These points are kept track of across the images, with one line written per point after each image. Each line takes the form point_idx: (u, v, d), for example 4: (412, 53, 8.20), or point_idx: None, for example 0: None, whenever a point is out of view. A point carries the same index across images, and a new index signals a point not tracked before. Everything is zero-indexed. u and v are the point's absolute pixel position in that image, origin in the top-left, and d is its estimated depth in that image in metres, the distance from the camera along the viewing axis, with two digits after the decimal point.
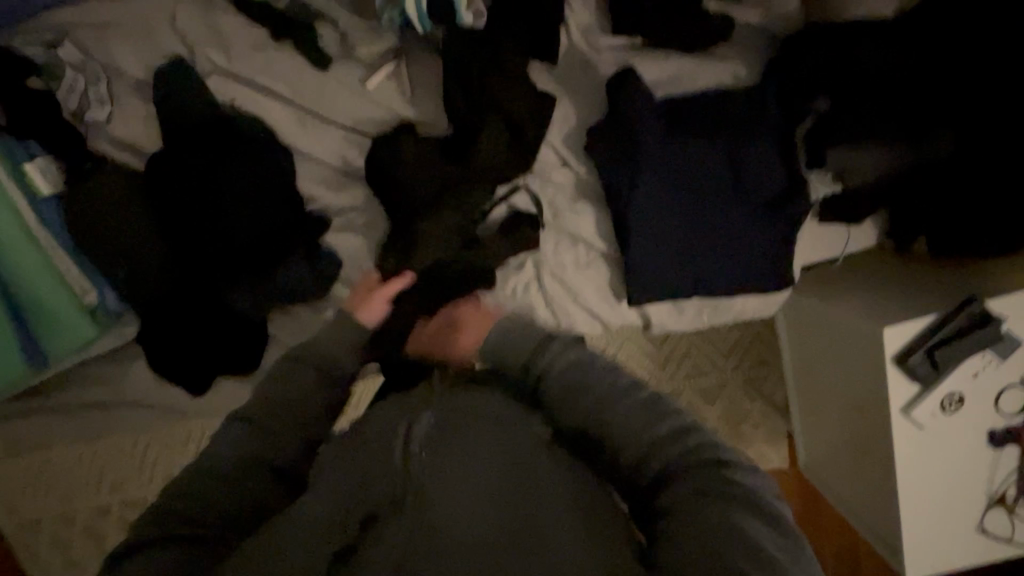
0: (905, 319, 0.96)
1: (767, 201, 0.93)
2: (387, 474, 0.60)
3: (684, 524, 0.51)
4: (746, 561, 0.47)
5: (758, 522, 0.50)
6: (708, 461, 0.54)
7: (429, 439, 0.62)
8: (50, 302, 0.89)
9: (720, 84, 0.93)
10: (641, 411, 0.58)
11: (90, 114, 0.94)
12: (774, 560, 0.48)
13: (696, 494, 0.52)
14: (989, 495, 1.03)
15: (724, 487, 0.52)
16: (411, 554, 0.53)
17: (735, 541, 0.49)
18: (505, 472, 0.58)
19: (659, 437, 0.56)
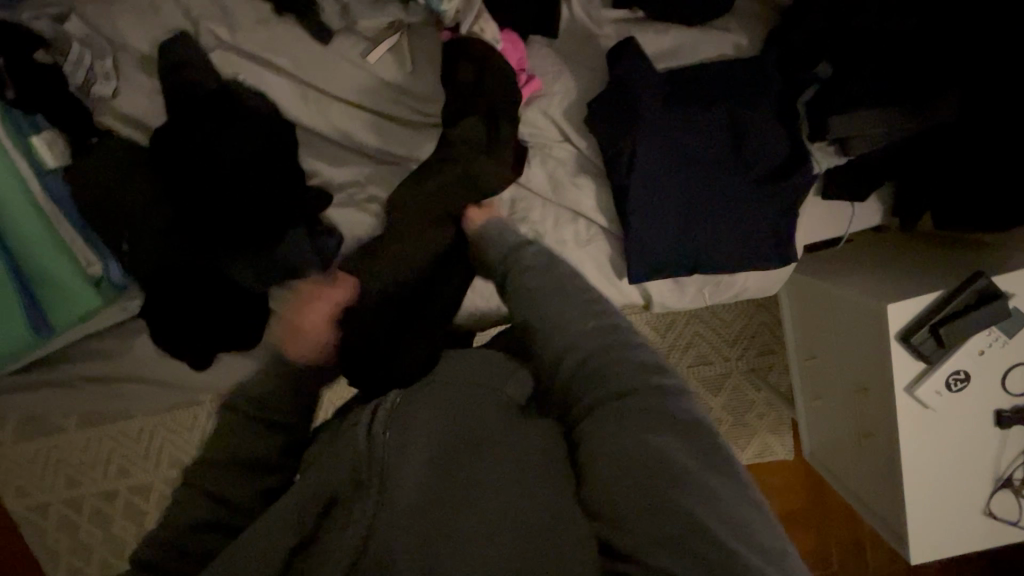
0: (910, 297, 0.95)
1: (768, 173, 0.93)
2: (349, 461, 0.57)
3: (628, 480, 0.51)
4: (695, 503, 0.48)
5: (700, 457, 0.52)
6: (659, 397, 0.56)
7: (391, 420, 0.59)
8: (55, 272, 0.91)
9: (721, 56, 0.93)
10: (600, 334, 0.62)
11: (97, 88, 0.96)
12: (720, 499, 0.49)
13: (640, 433, 0.53)
14: (995, 476, 1.01)
15: (673, 428, 0.53)
16: (373, 542, 0.50)
17: (685, 486, 0.49)
18: (470, 451, 0.56)
19: (613, 370, 0.58)
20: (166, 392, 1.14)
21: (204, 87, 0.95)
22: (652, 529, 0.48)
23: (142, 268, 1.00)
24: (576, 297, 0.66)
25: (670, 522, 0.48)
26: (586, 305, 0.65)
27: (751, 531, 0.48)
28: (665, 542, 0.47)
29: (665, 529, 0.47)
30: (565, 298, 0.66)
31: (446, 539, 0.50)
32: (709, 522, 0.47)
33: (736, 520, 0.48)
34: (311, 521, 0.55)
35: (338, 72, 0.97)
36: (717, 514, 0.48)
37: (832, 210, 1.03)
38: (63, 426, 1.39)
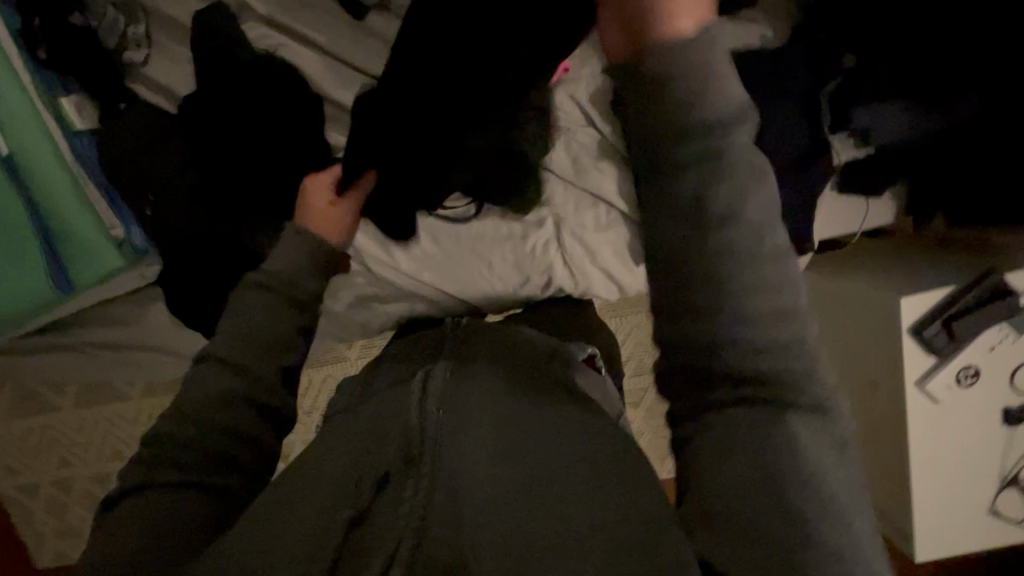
0: (923, 291, 0.97)
1: (789, 162, 0.95)
2: (402, 436, 0.57)
3: (729, 475, 0.46)
4: (804, 500, 0.44)
5: (827, 449, 0.46)
6: (789, 378, 0.46)
7: (446, 399, 0.60)
8: (77, 225, 0.90)
9: (747, 46, 0.96)
10: (754, 275, 0.46)
11: (128, 54, 0.97)
12: (832, 496, 0.45)
13: (764, 426, 0.46)
14: (1001, 475, 1.02)
15: (798, 415, 0.46)
16: (432, 520, 0.51)
17: (799, 483, 0.45)
18: (529, 433, 0.57)
19: (758, 329, 0.46)
20: (175, 363, 1.14)
21: (234, 54, 0.95)
22: (755, 523, 0.44)
23: (162, 234, 0.99)
24: (720, 208, 0.46)
25: (779, 518, 0.44)
26: (749, 226, 0.46)
27: (856, 528, 0.45)
28: (762, 550, 0.44)
29: (770, 535, 0.44)
30: (713, 211, 0.46)
31: (518, 522, 0.50)
32: (816, 524, 0.44)
33: (844, 521, 0.44)
34: (368, 490, 0.54)
35: (367, 48, 0.98)
36: (823, 505, 0.44)
37: (846, 204, 1.05)
38: (58, 404, 1.35)
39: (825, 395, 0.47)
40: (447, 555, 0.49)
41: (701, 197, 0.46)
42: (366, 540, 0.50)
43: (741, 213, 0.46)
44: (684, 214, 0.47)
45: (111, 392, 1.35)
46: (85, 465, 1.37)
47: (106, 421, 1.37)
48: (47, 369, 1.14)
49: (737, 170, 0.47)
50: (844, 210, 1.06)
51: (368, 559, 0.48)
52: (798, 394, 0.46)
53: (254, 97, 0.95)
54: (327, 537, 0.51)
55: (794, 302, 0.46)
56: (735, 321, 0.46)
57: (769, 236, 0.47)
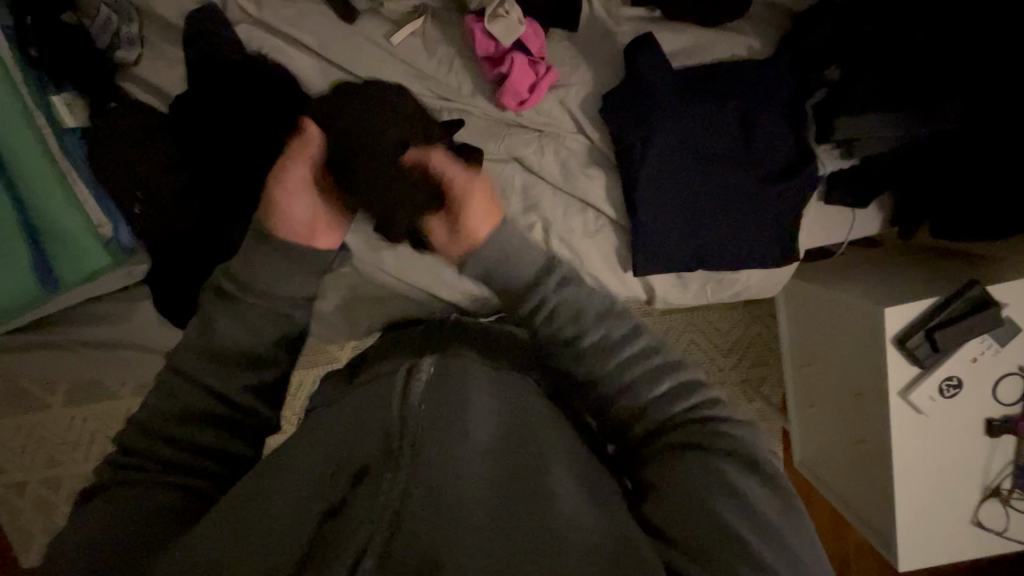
0: (907, 302, 0.97)
1: (774, 172, 0.96)
2: (382, 432, 0.58)
3: (673, 494, 0.54)
4: (737, 517, 0.51)
5: (750, 481, 0.55)
6: (698, 423, 0.60)
7: (427, 394, 0.61)
8: (64, 222, 0.90)
9: (735, 56, 0.97)
10: (626, 363, 0.64)
11: (121, 53, 0.98)
12: (765, 517, 0.52)
13: (695, 459, 0.56)
14: (984, 485, 1.02)
15: (718, 453, 0.56)
16: (406, 514, 0.50)
17: (729, 502, 0.53)
18: (508, 435, 0.59)
19: (650, 404, 0.62)
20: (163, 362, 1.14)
21: (227, 55, 0.96)
22: (704, 542, 0.50)
23: (153, 233, 0.99)
24: (591, 324, 0.67)
25: (720, 533, 0.50)
26: (605, 327, 0.67)
27: (794, 549, 0.51)
28: (712, 558, 0.49)
29: (720, 553, 0.49)
30: (583, 324, 0.67)
31: (494, 520, 0.50)
32: (754, 540, 0.50)
33: (780, 536, 0.51)
34: (347, 486, 0.54)
35: (360, 51, 0.99)
36: (758, 522, 0.51)
37: (832, 214, 1.05)
38: (45, 402, 1.35)
39: (731, 430, 0.59)
40: (420, 550, 0.47)
41: (559, 312, 0.69)
42: (335, 535, 0.49)
43: (594, 318, 0.68)
44: (567, 332, 0.67)
45: (100, 392, 1.35)
46: (71, 464, 1.37)
47: (94, 420, 1.36)
48: (34, 366, 1.14)
49: (589, 291, 0.71)
50: (830, 220, 1.06)
51: (339, 554, 0.47)
52: (704, 436, 0.58)
53: (245, 98, 0.95)
54: (301, 536, 0.51)
55: (676, 374, 0.64)
56: (630, 392, 0.63)
57: (632, 333, 0.67)
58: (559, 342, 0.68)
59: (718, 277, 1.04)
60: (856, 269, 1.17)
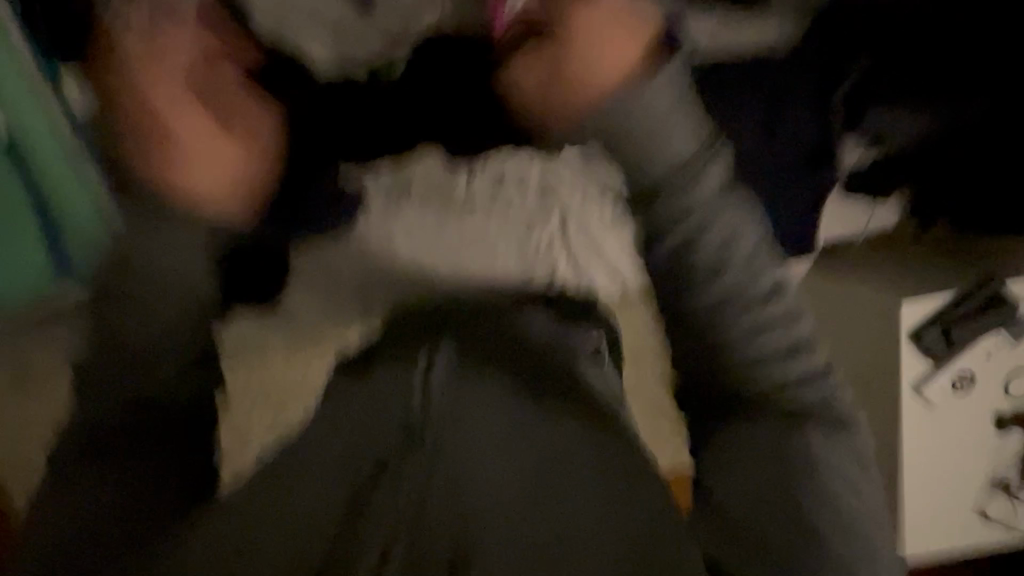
0: (925, 295, 0.97)
1: (796, 163, 0.95)
2: (403, 421, 0.59)
3: (750, 485, 0.60)
4: (801, 487, 0.59)
5: (812, 442, 0.61)
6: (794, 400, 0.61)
7: (453, 377, 0.62)
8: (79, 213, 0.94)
9: (766, 41, 0.93)
10: (761, 319, 0.60)
11: None
12: (826, 483, 0.60)
13: (775, 434, 0.61)
14: (989, 478, 1.04)
15: (795, 416, 0.61)
16: (433, 508, 0.56)
17: (814, 499, 0.59)
18: (536, 425, 0.60)
19: (761, 353, 0.60)
20: None
21: None
22: (762, 524, 0.59)
23: None
24: (737, 259, 0.59)
25: (773, 518, 0.59)
26: (749, 276, 0.60)
27: (838, 495, 0.60)
28: (760, 528, 0.59)
29: (768, 529, 0.58)
30: (726, 256, 0.59)
31: (535, 503, 0.57)
32: (806, 499, 0.59)
33: (849, 520, 0.59)
34: (367, 479, 0.58)
35: None
36: (813, 483, 0.59)
37: (847, 206, 1.08)
38: None
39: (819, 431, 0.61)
40: (446, 553, 0.53)
41: (713, 236, 0.59)
42: (361, 529, 0.54)
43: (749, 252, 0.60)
44: (701, 263, 0.59)
45: None
46: None
47: None
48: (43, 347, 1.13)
49: (744, 214, 0.60)
50: (844, 212, 1.08)
51: (361, 553, 0.53)
52: (789, 405, 0.61)
53: None
54: (330, 527, 0.56)
55: (794, 331, 0.61)
56: (749, 350, 0.60)
57: (768, 284, 0.61)
58: (686, 273, 0.59)
59: None
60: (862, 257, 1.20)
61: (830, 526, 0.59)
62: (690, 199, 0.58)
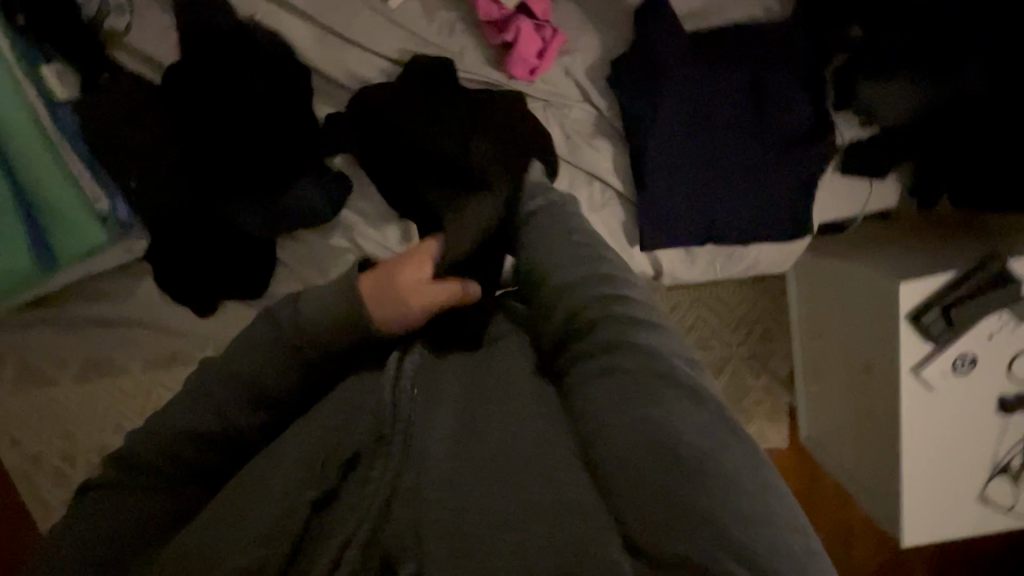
0: (923, 276, 0.95)
1: (788, 143, 0.93)
2: (374, 415, 0.52)
3: (595, 398, 0.48)
4: (646, 409, 0.44)
5: (697, 414, 0.45)
6: (625, 324, 0.52)
7: (418, 374, 0.57)
8: (61, 203, 0.88)
9: (749, 18, 0.93)
10: (559, 250, 0.62)
11: (110, 20, 0.95)
12: (668, 413, 0.44)
13: (610, 354, 0.50)
14: (993, 461, 1.01)
15: (633, 343, 0.50)
16: (398, 500, 0.45)
17: (655, 415, 0.44)
18: (489, 406, 0.52)
19: (580, 294, 0.57)
20: (169, 336, 1.14)
21: (220, 23, 0.93)
22: (617, 440, 0.43)
23: (147, 207, 0.97)
24: (561, 229, 0.66)
25: (624, 420, 0.44)
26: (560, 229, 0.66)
27: (691, 437, 0.42)
28: (671, 503, 0.38)
29: (635, 456, 0.42)
30: (547, 233, 0.67)
31: (467, 494, 0.43)
32: (653, 422, 0.43)
33: (702, 456, 0.41)
34: (337, 479, 0.49)
35: (356, 18, 0.95)
36: (653, 402, 0.45)
37: (851, 186, 1.02)
38: (54, 378, 1.35)
39: (657, 342, 0.51)
40: (407, 540, 0.41)
41: (539, 217, 0.70)
42: (326, 532, 0.44)
43: (564, 228, 0.67)
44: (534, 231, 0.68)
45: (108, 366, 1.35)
46: (84, 441, 1.37)
47: (98, 398, 1.36)
48: (36, 343, 1.13)
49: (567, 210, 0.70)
50: (849, 193, 1.02)
51: (322, 548, 0.42)
52: (623, 329, 0.52)
53: (240, 64, 0.93)
54: (288, 526, 0.44)
55: (625, 284, 0.59)
56: (558, 281, 0.59)
57: (590, 243, 0.64)
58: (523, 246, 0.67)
59: (727, 252, 1.02)
60: (856, 241, 1.18)
61: (693, 474, 0.40)
62: (539, 198, 0.73)
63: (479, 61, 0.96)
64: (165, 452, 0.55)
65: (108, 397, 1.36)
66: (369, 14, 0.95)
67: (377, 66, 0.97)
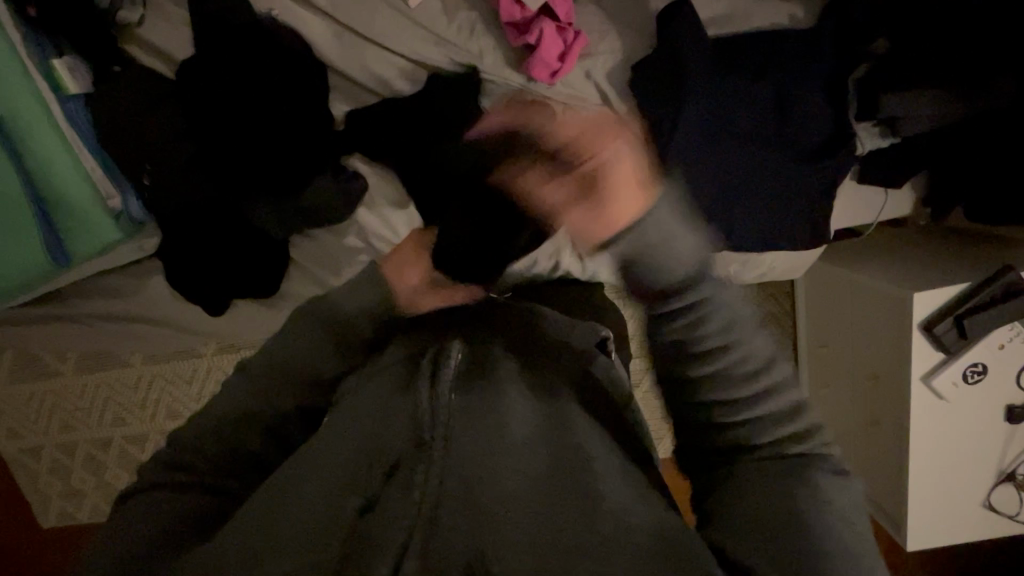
0: (936, 286, 0.95)
1: (807, 151, 0.93)
2: (411, 420, 0.53)
3: (751, 502, 0.48)
4: (810, 514, 0.46)
5: (842, 490, 0.48)
6: (790, 437, 0.50)
7: (458, 381, 0.56)
8: (77, 202, 0.88)
9: (773, 25, 0.92)
10: (733, 371, 0.52)
11: (123, 13, 0.92)
12: (831, 506, 0.47)
13: (778, 466, 0.49)
14: (999, 470, 1.02)
15: (805, 458, 0.49)
16: (442, 510, 0.46)
17: (818, 517, 0.46)
18: (549, 431, 0.54)
19: (750, 414, 0.51)
20: (178, 333, 1.13)
21: (237, 17, 0.91)
22: (779, 546, 0.45)
23: (160, 203, 0.96)
24: (711, 318, 0.53)
25: (786, 527, 0.46)
26: (723, 325, 0.52)
27: (856, 540, 0.46)
28: (782, 551, 0.45)
29: (792, 553, 0.45)
30: (700, 322, 0.53)
31: (540, 523, 0.46)
32: (812, 525, 0.46)
33: (859, 543, 0.45)
34: (379, 480, 0.50)
35: (376, 16, 0.94)
36: (818, 507, 0.47)
37: (866, 195, 1.03)
38: (59, 371, 1.34)
39: (817, 439, 0.51)
40: (463, 555, 0.43)
41: (679, 304, 0.53)
42: (370, 530, 0.45)
43: (722, 311, 0.53)
44: (682, 325, 0.53)
45: (113, 360, 1.34)
46: (87, 435, 1.36)
47: (103, 392, 1.35)
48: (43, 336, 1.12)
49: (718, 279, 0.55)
50: (864, 201, 1.03)
51: (376, 551, 0.43)
52: (794, 445, 0.50)
53: (258, 61, 0.91)
54: (338, 530, 0.46)
55: (784, 384, 0.52)
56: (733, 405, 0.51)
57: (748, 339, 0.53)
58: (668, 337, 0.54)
59: (742, 258, 1.02)
60: (867, 248, 1.19)
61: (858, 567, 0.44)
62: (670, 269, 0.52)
63: (499, 63, 0.95)
64: (196, 446, 0.57)
65: (113, 391, 1.35)
66: (389, 13, 0.94)
67: (396, 66, 0.96)
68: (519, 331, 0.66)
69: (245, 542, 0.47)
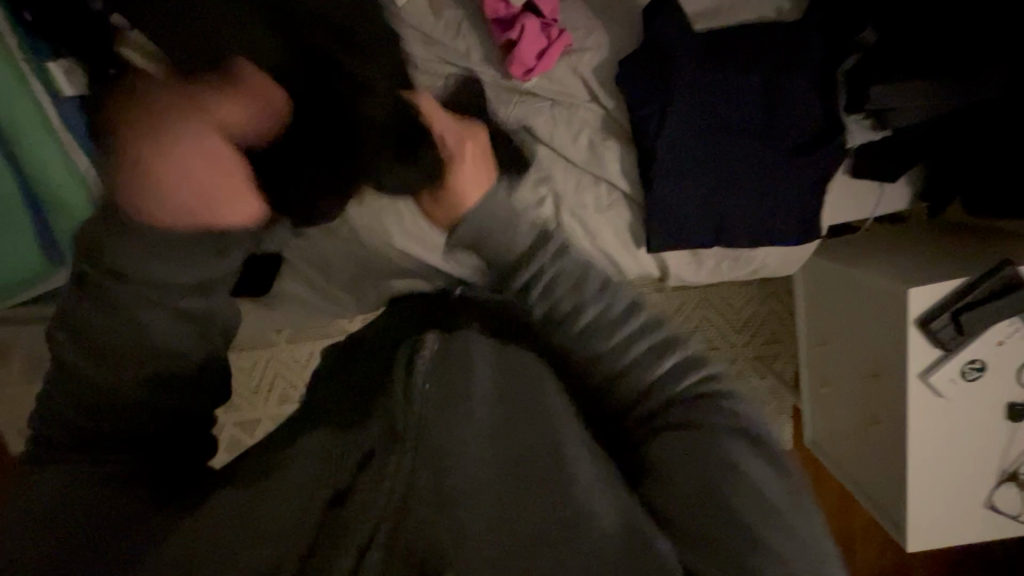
0: (931, 282, 0.94)
1: (797, 146, 0.92)
2: (384, 413, 0.52)
3: (684, 480, 0.47)
4: (744, 498, 0.45)
5: (780, 477, 0.48)
6: (712, 405, 0.50)
7: (435, 365, 0.53)
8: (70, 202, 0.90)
9: (762, 19, 0.91)
10: (636, 347, 0.51)
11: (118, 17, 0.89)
12: (772, 498, 0.46)
13: (698, 441, 0.48)
14: (1001, 469, 1.00)
15: (730, 436, 0.48)
16: (412, 499, 0.46)
17: (754, 499, 0.45)
18: (520, 420, 0.51)
19: (660, 386, 0.50)
20: None
21: None
22: (720, 534, 0.44)
23: None
24: (592, 293, 0.52)
25: (727, 520, 0.44)
26: (604, 301, 0.52)
27: (800, 527, 0.45)
28: (720, 540, 0.44)
29: (738, 546, 0.44)
30: (580, 296, 0.52)
31: (506, 516, 0.46)
32: (752, 511, 0.45)
33: (796, 529, 0.45)
34: (350, 473, 0.50)
35: None
36: (755, 493, 0.45)
37: (860, 189, 1.01)
38: None
39: (741, 412, 0.50)
40: (424, 546, 0.44)
41: (560, 283, 0.52)
42: (341, 523, 0.46)
43: (596, 287, 0.52)
44: (560, 305, 0.51)
45: None
46: None
47: None
48: None
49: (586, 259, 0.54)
50: (859, 196, 1.02)
51: (343, 549, 0.44)
52: (714, 420, 0.49)
53: None
54: (307, 524, 0.47)
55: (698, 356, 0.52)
56: (629, 376, 0.50)
57: (642, 312, 0.52)
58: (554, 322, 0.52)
59: (735, 254, 1.02)
60: (865, 244, 1.17)
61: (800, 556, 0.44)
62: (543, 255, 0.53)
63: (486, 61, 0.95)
64: (91, 415, 0.50)
65: None
66: None
67: None
68: (492, 311, 0.63)
69: (214, 528, 0.47)
